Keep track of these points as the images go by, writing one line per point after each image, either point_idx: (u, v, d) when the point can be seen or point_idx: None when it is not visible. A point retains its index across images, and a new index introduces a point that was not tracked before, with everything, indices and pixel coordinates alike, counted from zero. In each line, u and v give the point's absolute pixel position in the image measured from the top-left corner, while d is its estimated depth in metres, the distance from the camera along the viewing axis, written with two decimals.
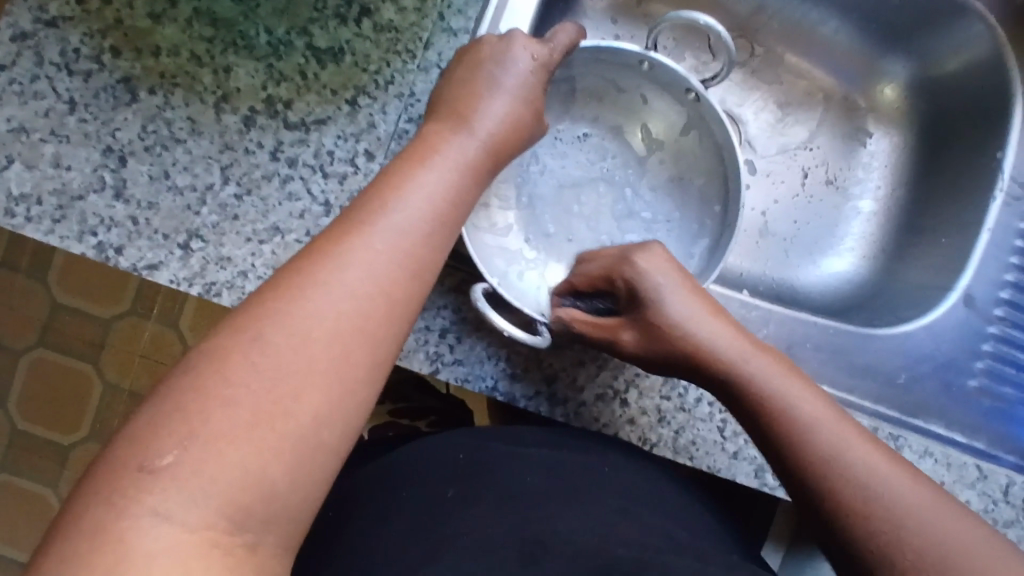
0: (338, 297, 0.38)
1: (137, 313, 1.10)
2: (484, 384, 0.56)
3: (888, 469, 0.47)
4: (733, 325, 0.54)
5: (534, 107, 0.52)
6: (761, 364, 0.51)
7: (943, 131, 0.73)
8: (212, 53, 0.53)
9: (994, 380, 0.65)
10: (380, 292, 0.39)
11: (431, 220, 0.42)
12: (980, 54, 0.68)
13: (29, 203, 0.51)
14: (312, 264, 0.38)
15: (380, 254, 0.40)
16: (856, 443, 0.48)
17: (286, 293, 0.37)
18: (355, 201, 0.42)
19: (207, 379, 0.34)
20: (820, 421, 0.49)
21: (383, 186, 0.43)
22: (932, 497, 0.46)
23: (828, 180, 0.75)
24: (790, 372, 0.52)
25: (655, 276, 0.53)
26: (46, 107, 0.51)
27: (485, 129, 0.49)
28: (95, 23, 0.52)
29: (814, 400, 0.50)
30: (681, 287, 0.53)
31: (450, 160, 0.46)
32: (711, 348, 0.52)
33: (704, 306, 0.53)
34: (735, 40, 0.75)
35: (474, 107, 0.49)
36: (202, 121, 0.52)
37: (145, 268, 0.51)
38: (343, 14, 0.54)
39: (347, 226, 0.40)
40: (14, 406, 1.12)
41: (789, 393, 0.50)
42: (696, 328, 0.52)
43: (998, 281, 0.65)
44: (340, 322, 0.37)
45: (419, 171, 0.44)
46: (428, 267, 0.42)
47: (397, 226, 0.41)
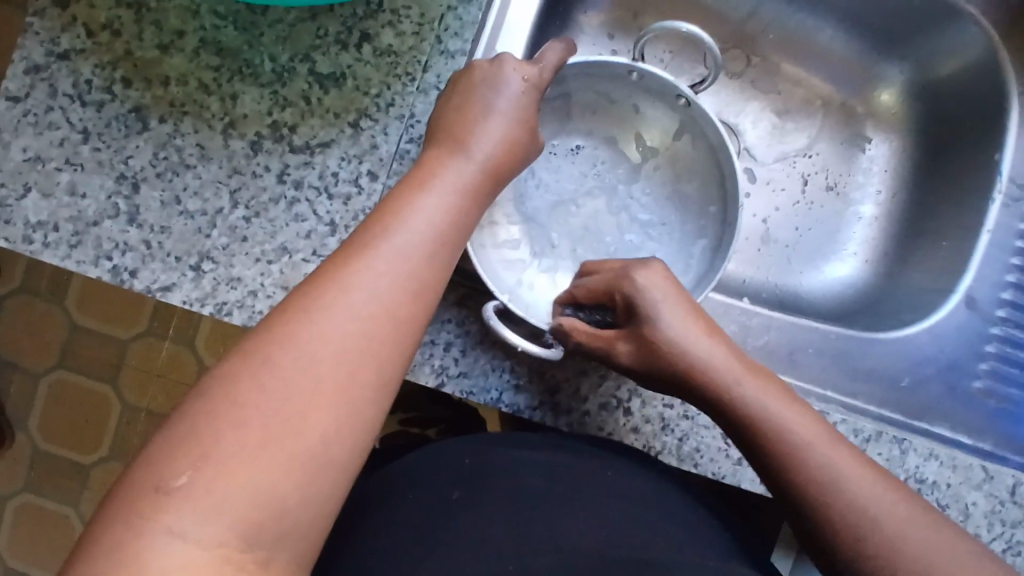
0: (346, 319, 0.39)
1: (154, 333, 1.13)
2: (489, 396, 0.57)
3: (885, 496, 0.48)
4: (731, 347, 0.54)
5: (527, 125, 0.53)
6: (755, 389, 0.51)
7: (940, 134, 0.74)
8: (219, 81, 0.55)
9: (999, 381, 0.65)
10: (384, 312, 0.40)
11: (433, 241, 0.44)
12: (975, 57, 0.68)
13: (46, 230, 0.53)
14: (319, 289, 0.40)
15: (384, 276, 0.41)
16: (855, 470, 0.49)
17: (296, 318, 0.39)
18: (362, 226, 0.44)
19: (221, 404, 0.36)
20: (819, 450, 0.49)
21: (388, 211, 0.44)
22: (929, 523, 0.47)
23: (828, 185, 0.76)
24: (787, 398, 0.52)
25: (652, 293, 0.53)
26: (60, 137, 0.54)
27: (482, 151, 0.50)
28: (106, 56, 0.54)
29: (811, 428, 0.50)
30: (679, 305, 0.54)
31: (450, 183, 0.47)
32: (713, 370, 0.52)
33: (699, 326, 0.53)
34: (730, 51, 0.76)
35: (471, 130, 0.51)
36: (211, 147, 0.54)
37: (158, 290, 0.53)
38: (343, 40, 0.56)
39: (354, 250, 0.42)
40: (35, 426, 1.14)
41: (787, 420, 0.50)
42: (695, 350, 0.53)
43: (999, 282, 0.66)
44: (345, 343, 0.38)
45: (420, 194, 0.46)
46: (430, 285, 0.43)
47: (403, 247, 0.42)
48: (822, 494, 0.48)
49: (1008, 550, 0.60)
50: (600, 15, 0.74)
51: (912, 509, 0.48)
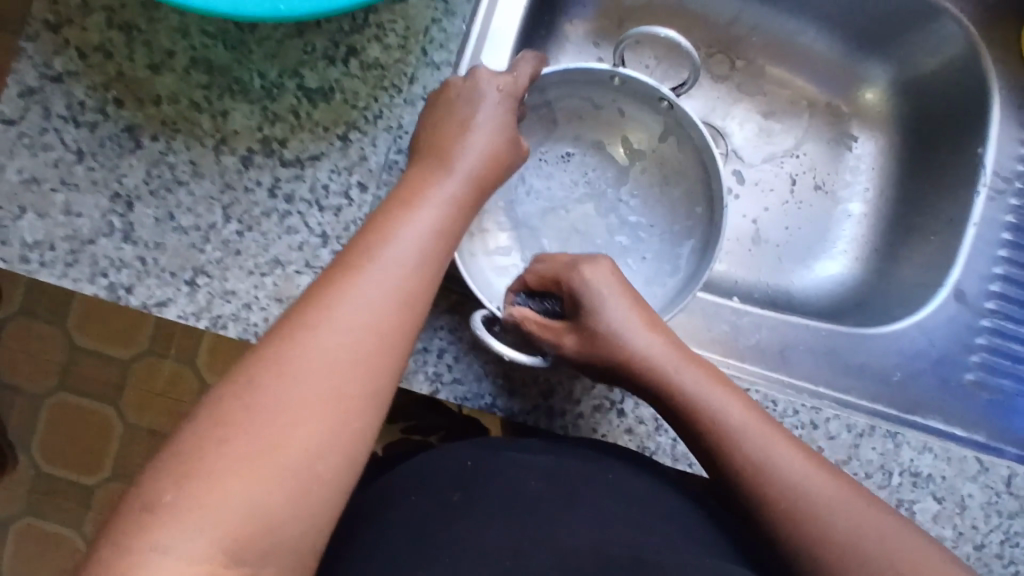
0: (336, 333, 0.40)
1: (153, 352, 1.13)
2: (483, 402, 0.58)
3: (786, 452, 0.51)
4: (669, 334, 0.56)
5: (508, 136, 0.54)
6: (694, 375, 0.53)
7: (924, 131, 0.74)
8: (210, 99, 0.56)
9: (990, 373, 0.66)
10: (371, 328, 0.41)
11: (418, 256, 0.44)
12: (957, 53, 0.69)
13: (42, 249, 0.54)
14: (311, 305, 0.41)
15: (370, 293, 0.41)
16: (761, 432, 0.52)
17: (284, 338, 0.39)
18: (353, 241, 0.45)
19: (212, 419, 0.37)
20: (727, 417, 0.52)
21: (379, 225, 0.45)
22: (820, 475, 0.50)
23: (815, 185, 0.77)
24: (716, 378, 0.54)
25: (597, 286, 0.56)
26: (55, 158, 0.54)
27: (464, 166, 0.51)
28: (98, 77, 0.55)
29: (727, 398, 0.53)
30: (622, 299, 0.56)
31: (434, 199, 0.48)
32: (645, 356, 0.54)
33: (639, 317, 0.55)
34: (715, 56, 0.77)
35: (451, 146, 0.52)
36: (203, 164, 0.55)
37: (153, 305, 0.54)
38: (331, 55, 0.57)
39: (341, 270, 0.42)
40: (37, 447, 1.15)
41: (699, 390, 0.53)
42: (629, 336, 0.54)
43: (987, 275, 0.67)
44: (331, 359, 0.39)
45: (405, 211, 0.46)
46: (419, 297, 0.43)
47: (393, 261, 0.43)
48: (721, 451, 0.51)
49: (1006, 541, 0.60)
50: (585, 24, 0.75)
51: (818, 469, 0.51)
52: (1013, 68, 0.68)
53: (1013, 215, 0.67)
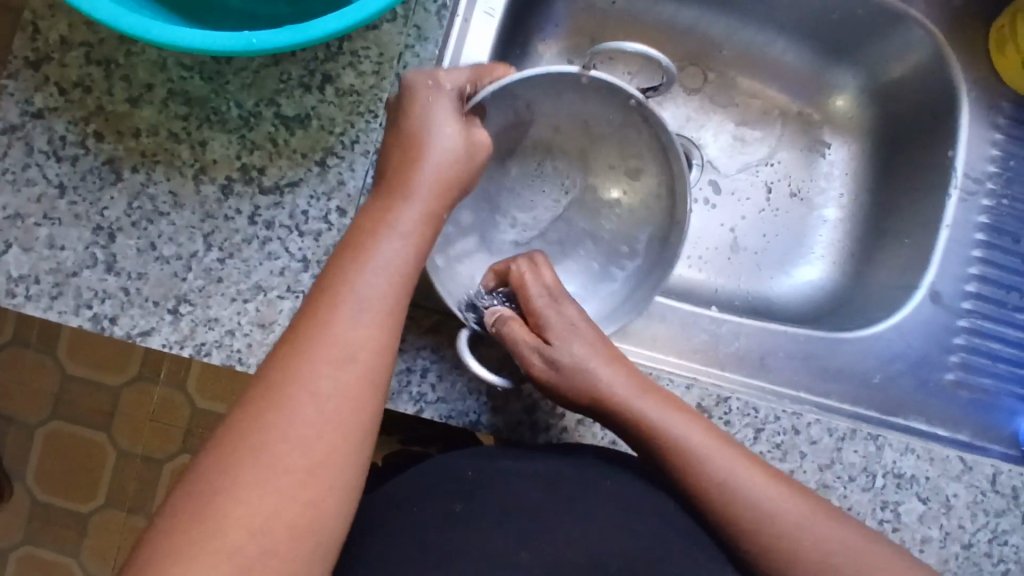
0: (308, 410, 0.40)
1: (145, 378, 1.14)
2: (468, 419, 0.58)
3: (754, 477, 0.52)
4: (624, 362, 0.57)
5: (465, 143, 0.52)
6: (652, 404, 0.55)
7: (895, 135, 0.76)
8: (189, 129, 0.57)
9: (970, 372, 0.67)
10: (339, 393, 0.41)
11: (378, 308, 0.44)
12: (923, 59, 0.71)
13: (27, 283, 0.54)
14: (276, 384, 0.41)
15: (332, 358, 0.42)
16: (723, 460, 0.53)
17: (253, 419, 0.40)
18: (313, 300, 0.44)
19: (202, 519, 0.37)
20: (694, 448, 0.53)
21: (333, 284, 0.44)
22: (788, 499, 0.52)
23: (791, 192, 0.78)
24: (671, 405, 0.55)
25: (563, 318, 0.57)
26: (37, 193, 0.55)
27: (421, 193, 0.49)
28: (78, 112, 0.56)
29: (688, 428, 0.54)
30: (578, 329, 0.56)
31: (393, 239, 0.47)
32: (608, 386, 0.55)
33: (602, 347, 0.56)
34: (687, 69, 0.78)
35: (408, 172, 0.50)
36: (183, 194, 0.56)
37: (138, 334, 0.55)
38: (307, 83, 0.58)
39: (298, 337, 0.42)
40: (31, 478, 1.14)
41: (657, 422, 0.54)
42: (589, 366, 0.55)
43: (962, 276, 0.68)
44: (303, 434, 0.40)
45: (362, 259, 0.45)
46: (387, 355, 0.44)
47: (354, 323, 0.43)
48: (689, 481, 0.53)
49: (993, 539, 0.61)
50: (558, 42, 0.77)
51: (779, 488, 0.52)
52: (978, 71, 0.69)
53: (986, 216, 0.68)
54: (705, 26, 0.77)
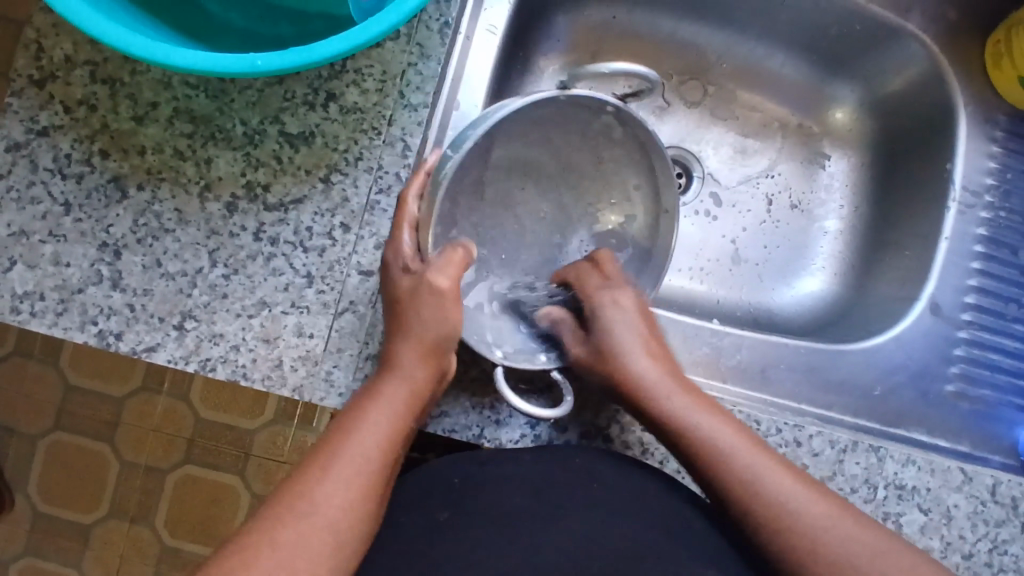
0: (267, 563, 0.44)
1: (148, 389, 1.14)
2: (471, 433, 0.58)
3: (794, 487, 0.52)
4: (665, 362, 0.59)
5: (457, 288, 0.56)
6: (683, 401, 0.56)
7: (894, 147, 0.76)
8: (193, 147, 0.57)
9: (970, 384, 0.67)
10: (335, 520, 0.47)
11: (376, 455, 0.50)
12: (920, 72, 0.71)
13: (33, 300, 0.55)
14: (247, 537, 0.45)
15: (333, 488, 0.48)
16: (764, 465, 0.53)
17: (260, 536, 0.45)
18: (323, 438, 0.51)
19: None
20: (730, 450, 0.54)
21: (319, 449, 0.50)
22: (835, 513, 0.51)
23: (791, 204, 0.78)
24: (708, 407, 0.57)
25: (616, 313, 0.61)
26: (43, 211, 0.56)
27: (418, 336, 0.54)
28: (83, 130, 0.56)
29: (730, 433, 0.55)
30: (635, 324, 0.61)
31: (392, 391, 0.53)
32: (643, 379, 0.57)
33: (643, 344, 0.60)
34: (687, 82, 0.79)
35: (406, 309, 0.54)
36: (188, 211, 0.56)
37: (143, 350, 0.55)
38: (311, 101, 0.58)
39: (307, 468, 0.49)
40: (33, 489, 1.15)
41: (701, 423, 0.55)
42: (630, 357, 0.59)
43: (961, 287, 0.68)
44: (303, 554, 0.45)
45: (365, 409, 0.52)
46: (355, 513, 0.48)
47: (328, 482, 0.48)
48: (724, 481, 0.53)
49: (994, 549, 0.61)
50: (560, 56, 0.77)
51: (820, 499, 0.52)
52: (976, 84, 0.70)
53: (985, 228, 0.69)
54: (704, 40, 0.78)
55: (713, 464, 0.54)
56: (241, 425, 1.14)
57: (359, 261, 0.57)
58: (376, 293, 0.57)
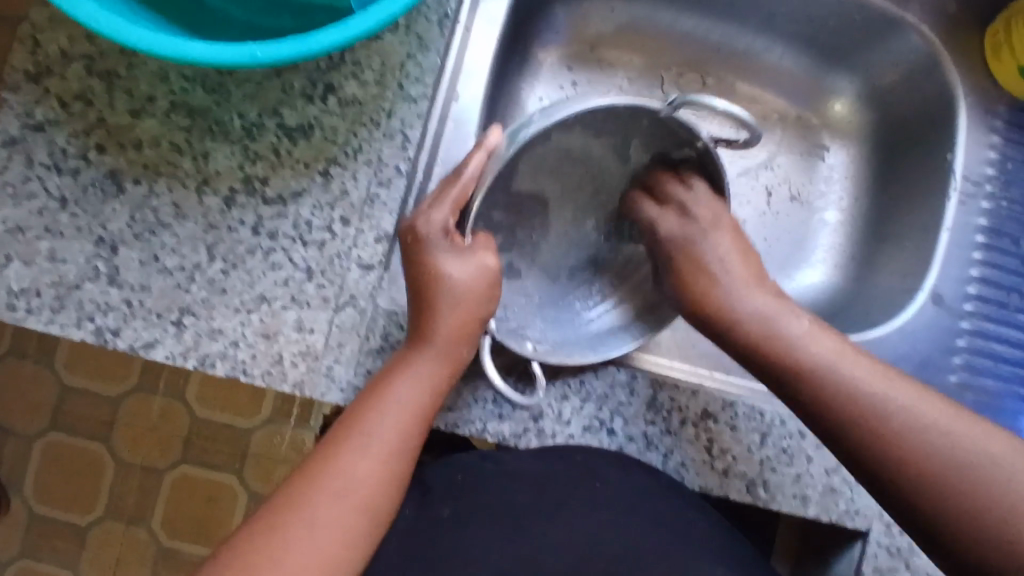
0: (304, 542, 0.45)
1: (144, 390, 1.13)
2: (474, 427, 0.58)
3: (888, 383, 0.53)
4: (770, 291, 0.61)
5: (489, 273, 0.54)
6: (787, 316, 0.58)
7: (894, 138, 0.76)
8: (190, 141, 0.56)
9: (973, 374, 0.67)
10: (366, 491, 0.47)
11: (405, 428, 0.50)
12: (919, 62, 0.71)
13: (29, 297, 0.54)
14: (284, 513, 0.46)
15: (366, 460, 0.48)
16: (853, 363, 0.54)
17: (295, 506, 0.46)
18: (356, 406, 0.51)
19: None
20: (834, 357, 0.55)
21: (356, 422, 0.49)
22: (926, 399, 0.52)
23: (791, 195, 0.78)
24: (814, 318, 0.58)
25: (690, 241, 0.63)
26: (38, 206, 0.55)
27: (450, 314, 0.53)
28: (79, 124, 0.56)
29: (825, 335, 0.56)
30: (733, 255, 0.62)
31: (421, 365, 0.52)
32: (734, 307, 0.60)
33: (744, 273, 0.62)
34: (686, 74, 0.79)
35: (434, 287, 0.53)
36: (186, 206, 0.56)
37: (141, 347, 0.54)
38: (309, 93, 0.57)
39: (341, 437, 0.49)
40: (30, 491, 1.14)
41: (795, 329, 0.57)
42: (736, 297, 0.60)
43: (963, 277, 0.68)
44: (337, 523, 0.46)
45: (396, 381, 0.51)
46: (388, 492, 0.48)
47: (364, 460, 0.48)
48: (815, 393, 0.54)
49: None
50: (558, 49, 0.77)
51: (917, 392, 0.53)
52: (975, 75, 0.69)
53: (986, 218, 0.69)
54: (703, 32, 0.78)
55: (807, 374, 0.55)
56: (239, 426, 1.13)
57: (360, 255, 0.57)
58: (378, 287, 0.57)
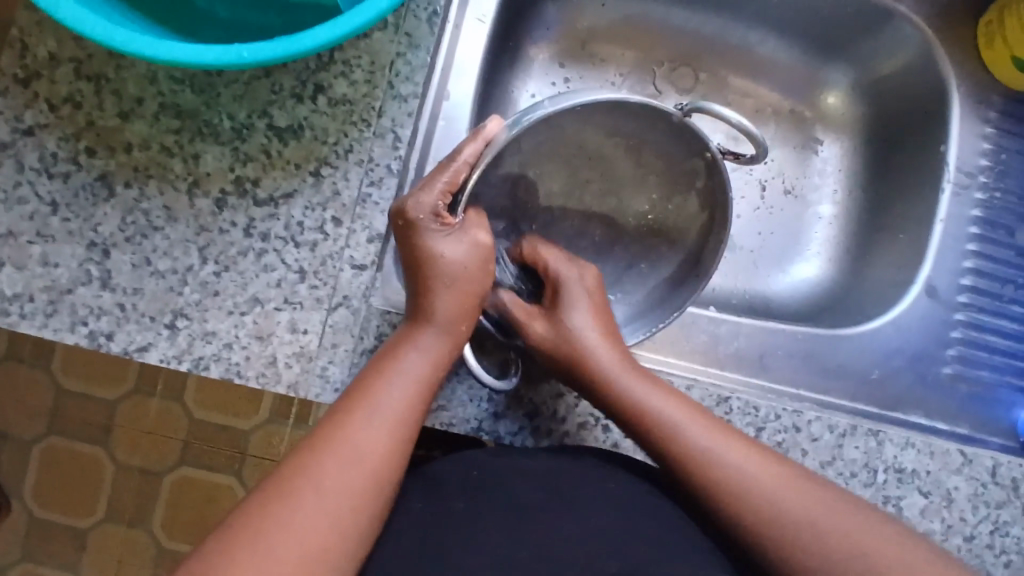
0: (315, 505, 0.44)
1: (143, 392, 1.14)
2: (469, 426, 0.58)
3: (768, 471, 0.51)
4: (620, 345, 0.58)
5: (485, 251, 0.55)
6: (633, 382, 0.55)
7: (887, 131, 0.76)
8: (181, 143, 0.56)
9: (968, 366, 0.67)
10: (377, 456, 0.47)
11: (413, 397, 0.50)
12: (912, 54, 0.71)
13: (21, 301, 0.54)
14: (293, 478, 0.45)
15: (377, 426, 0.48)
16: (735, 452, 0.52)
17: (307, 467, 0.45)
18: (363, 376, 0.51)
19: (257, 532, 0.42)
20: (714, 438, 0.52)
21: (361, 393, 0.49)
22: (815, 496, 0.50)
23: (785, 189, 0.78)
24: (659, 387, 0.55)
25: (570, 282, 0.60)
26: (30, 211, 0.55)
27: (454, 286, 0.54)
28: (69, 128, 0.56)
29: (684, 414, 0.54)
30: (587, 302, 0.59)
31: (428, 336, 0.53)
32: (593, 358, 0.56)
33: (601, 326, 0.58)
34: (679, 69, 0.78)
35: (432, 258, 0.53)
36: (177, 208, 0.56)
37: (135, 350, 0.54)
38: (299, 93, 0.57)
39: (353, 402, 0.49)
40: (29, 494, 1.14)
41: (652, 400, 0.54)
42: (582, 337, 0.57)
43: (957, 269, 0.68)
44: (350, 485, 0.45)
45: (403, 351, 0.52)
46: (396, 461, 0.48)
47: (371, 428, 0.48)
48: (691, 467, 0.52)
49: (995, 531, 0.61)
50: (550, 46, 0.77)
51: (795, 482, 0.51)
52: (968, 66, 0.69)
53: (979, 210, 0.69)
54: (695, 26, 0.78)
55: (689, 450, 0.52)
56: (238, 425, 1.13)
57: (352, 255, 0.57)
58: (371, 286, 0.57)
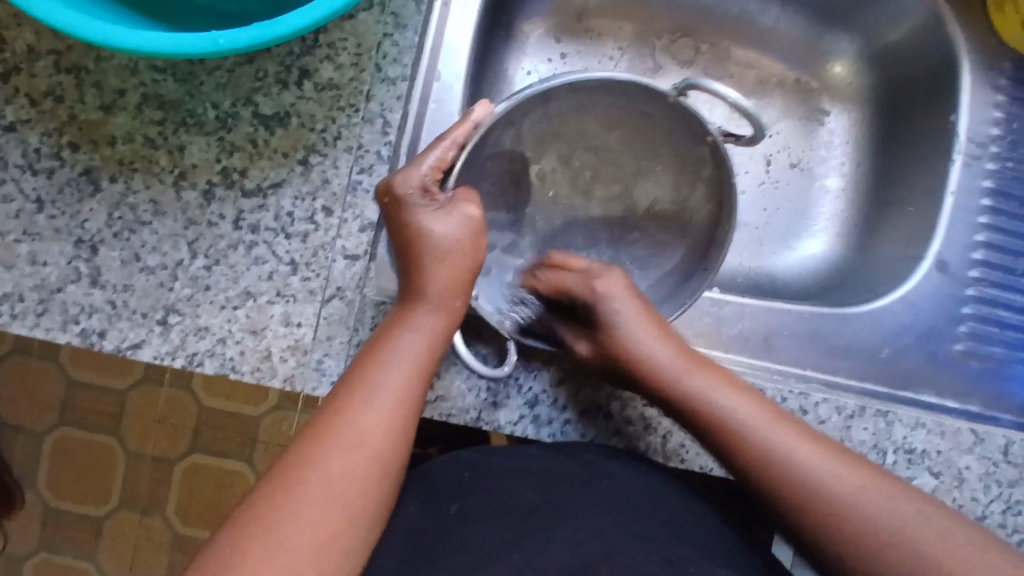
0: (320, 492, 0.43)
1: (150, 381, 1.14)
2: (468, 416, 0.57)
3: (840, 470, 0.49)
4: (677, 341, 0.56)
5: (475, 223, 0.53)
6: (704, 381, 0.54)
7: (896, 100, 0.73)
8: (165, 134, 0.55)
9: (980, 342, 0.65)
10: (381, 437, 0.46)
11: (414, 376, 0.49)
12: (922, 20, 0.68)
13: (11, 301, 0.53)
14: (298, 466, 0.44)
15: (378, 407, 0.47)
16: (802, 449, 0.50)
17: (311, 454, 0.44)
18: (360, 359, 0.50)
19: (263, 522, 0.42)
20: (762, 432, 0.51)
21: (359, 377, 0.48)
22: (900, 496, 0.48)
23: (791, 163, 0.76)
24: (732, 384, 0.54)
25: (611, 300, 0.57)
26: (16, 209, 0.54)
27: (447, 261, 0.52)
28: (50, 123, 0.54)
29: (763, 415, 0.52)
30: (637, 309, 0.57)
31: (424, 315, 0.51)
32: (654, 364, 0.55)
33: (650, 325, 0.56)
34: (678, 41, 0.76)
35: (423, 234, 0.52)
36: (164, 201, 0.55)
37: (128, 348, 0.54)
38: (283, 79, 0.56)
39: (351, 386, 0.48)
40: (42, 485, 1.15)
41: (724, 400, 0.53)
42: (642, 344, 0.55)
43: (969, 244, 0.66)
44: (354, 469, 0.44)
45: (400, 331, 0.50)
46: (400, 441, 0.47)
47: (370, 412, 0.46)
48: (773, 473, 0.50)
49: (1008, 510, 0.60)
50: (545, 21, 0.74)
51: (869, 481, 0.49)
52: (978, 31, 0.66)
53: (992, 180, 0.66)
54: None
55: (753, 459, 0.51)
56: (245, 412, 1.13)
57: (344, 245, 0.56)
58: (364, 277, 0.56)
